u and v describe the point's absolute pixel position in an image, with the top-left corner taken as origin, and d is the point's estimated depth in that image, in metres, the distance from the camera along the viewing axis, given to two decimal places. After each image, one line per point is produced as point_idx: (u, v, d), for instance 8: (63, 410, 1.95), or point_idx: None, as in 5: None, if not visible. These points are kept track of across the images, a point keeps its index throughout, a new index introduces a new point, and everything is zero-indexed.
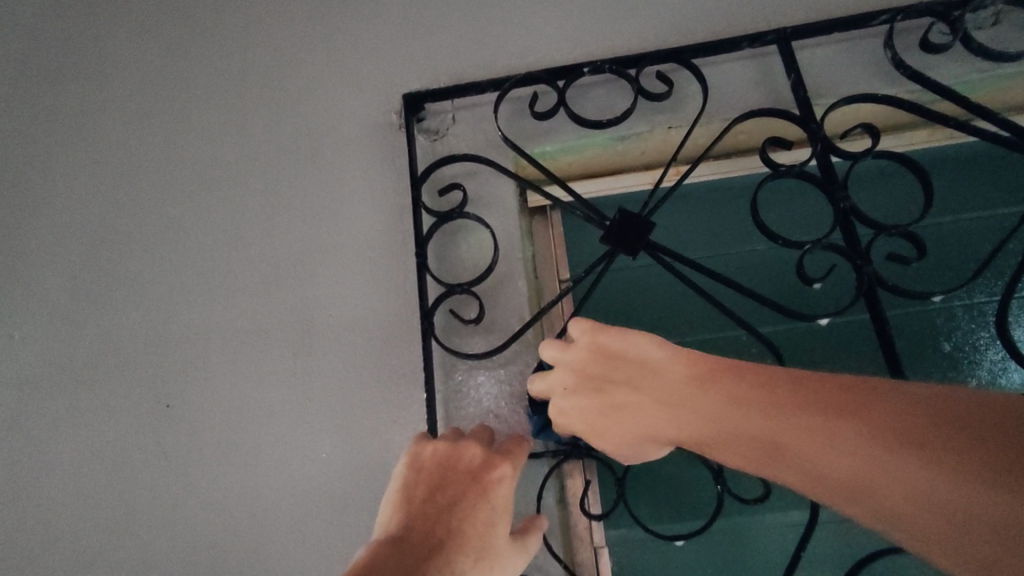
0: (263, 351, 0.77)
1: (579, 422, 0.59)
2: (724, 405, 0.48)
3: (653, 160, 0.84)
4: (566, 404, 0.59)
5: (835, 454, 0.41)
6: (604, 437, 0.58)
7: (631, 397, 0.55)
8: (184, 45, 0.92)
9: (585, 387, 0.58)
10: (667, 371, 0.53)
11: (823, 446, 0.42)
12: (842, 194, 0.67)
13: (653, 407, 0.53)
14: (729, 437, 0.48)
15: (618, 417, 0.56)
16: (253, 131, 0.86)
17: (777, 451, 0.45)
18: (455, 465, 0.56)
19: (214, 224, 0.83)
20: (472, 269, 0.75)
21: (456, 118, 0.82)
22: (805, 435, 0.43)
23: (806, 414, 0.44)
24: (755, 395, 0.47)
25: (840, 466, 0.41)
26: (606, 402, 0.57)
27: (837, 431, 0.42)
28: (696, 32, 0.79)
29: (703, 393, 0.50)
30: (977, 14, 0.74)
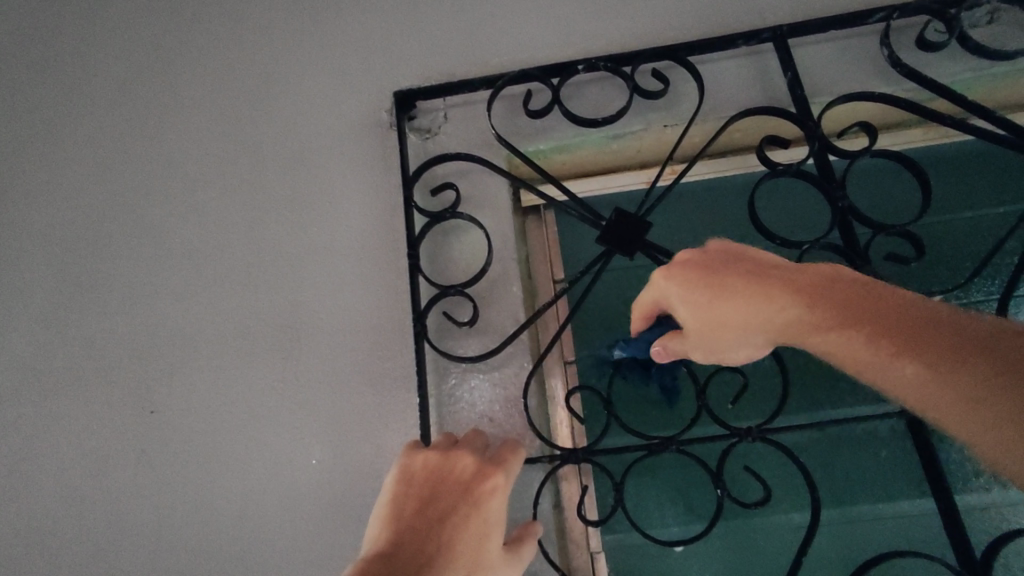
0: (252, 354, 0.75)
1: (675, 288, 0.57)
2: (859, 309, 0.50)
3: (648, 159, 0.83)
4: (669, 272, 0.58)
5: (934, 354, 0.46)
6: (691, 309, 0.56)
7: (743, 286, 0.54)
8: (169, 43, 0.90)
9: (702, 264, 0.57)
10: (797, 283, 0.54)
11: (931, 348, 0.47)
12: (841, 193, 0.66)
13: (766, 295, 0.53)
14: (848, 336, 0.50)
15: (727, 301, 0.55)
16: (240, 129, 0.84)
17: (892, 340, 0.48)
18: (446, 477, 0.55)
19: (200, 225, 0.81)
20: (466, 270, 0.74)
21: (449, 116, 0.80)
22: (926, 346, 0.47)
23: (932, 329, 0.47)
24: (878, 305, 0.50)
25: (966, 377, 0.45)
26: (720, 278, 0.55)
27: (936, 336, 0.47)
28: (691, 29, 0.78)
29: (820, 293, 0.52)
30: (972, 12, 0.74)
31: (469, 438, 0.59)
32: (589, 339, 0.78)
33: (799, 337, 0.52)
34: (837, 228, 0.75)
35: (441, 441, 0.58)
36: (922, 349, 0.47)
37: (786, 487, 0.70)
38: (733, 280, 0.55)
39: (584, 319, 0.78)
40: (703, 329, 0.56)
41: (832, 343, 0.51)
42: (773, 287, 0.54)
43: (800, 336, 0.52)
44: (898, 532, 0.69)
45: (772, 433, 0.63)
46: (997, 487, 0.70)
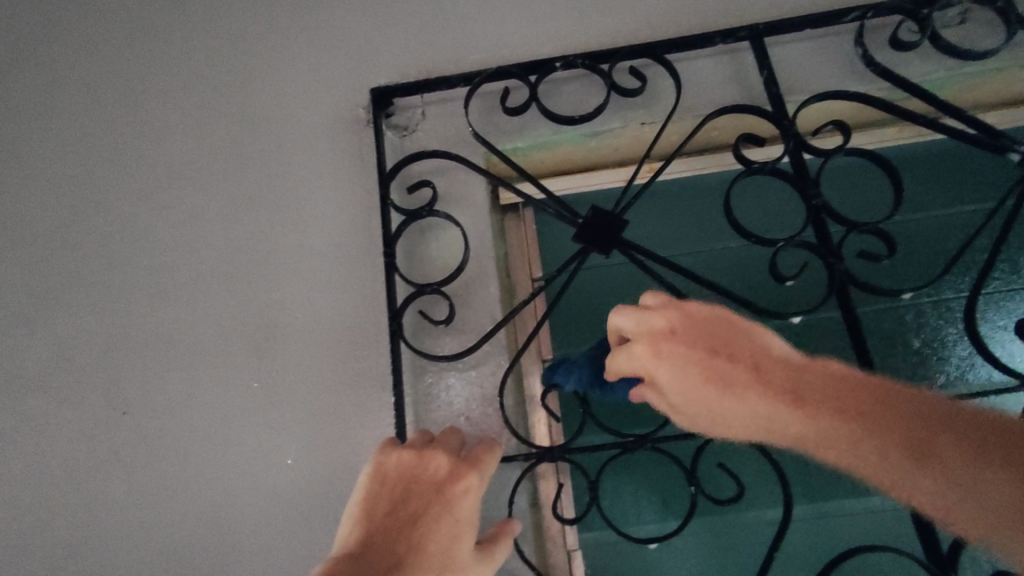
0: (227, 353, 0.75)
1: (669, 371, 0.49)
2: (860, 405, 0.43)
3: (626, 157, 0.84)
4: (662, 348, 0.49)
5: (960, 461, 0.39)
6: (688, 397, 0.48)
7: (742, 376, 0.47)
8: (142, 36, 0.88)
9: (688, 337, 0.49)
10: (794, 378, 0.46)
11: (955, 464, 0.39)
12: (815, 191, 0.66)
13: (761, 398, 0.46)
14: (858, 442, 0.42)
15: (731, 396, 0.46)
16: (215, 124, 0.83)
17: (907, 445, 0.41)
18: (419, 477, 0.55)
19: (173, 222, 0.80)
20: (443, 267, 0.73)
21: (426, 113, 0.80)
22: (947, 456, 0.39)
23: (947, 436, 0.40)
24: (879, 405, 0.43)
25: (997, 492, 0.38)
26: (715, 367, 0.47)
27: (954, 436, 0.40)
28: (669, 27, 0.78)
29: (818, 389, 0.45)
30: (944, 12, 0.74)
31: (444, 436, 0.59)
32: (566, 336, 0.78)
33: (803, 438, 0.44)
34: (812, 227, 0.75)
35: (415, 439, 0.58)
36: (938, 459, 0.40)
37: (759, 484, 0.71)
38: (730, 367, 0.47)
39: (561, 317, 0.78)
40: (701, 420, 0.49)
41: (836, 443, 0.43)
42: (773, 381, 0.46)
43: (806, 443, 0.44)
44: (869, 527, 0.70)
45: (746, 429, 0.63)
46: None
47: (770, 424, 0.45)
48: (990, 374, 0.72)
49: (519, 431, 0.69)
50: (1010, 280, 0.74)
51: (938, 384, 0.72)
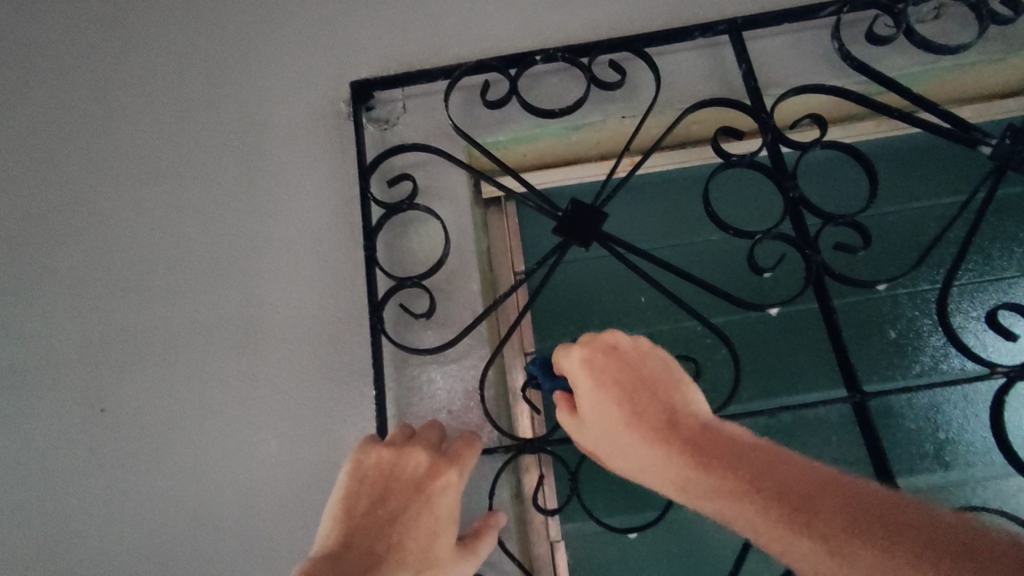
0: (206, 348, 0.74)
1: (592, 385, 0.52)
2: (751, 462, 0.43)
3: (607, 151, 0.84)
4: (594, 360, 0.53)
5: (835, 528, 0.37)
6: (602, 414, 0.51)
7: (651, 407, 0.49)
8: (119, 28, 0.87)
9: (616, 365, 0.52)
10: (701, 429, 0.47)
11: (805, 522, 0.39)
12: (792, 183, 0.67)
13: (657, 434, 0.48)
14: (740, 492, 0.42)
15: (637, 421, 0.49)
16: (193, 117, 0.82)
17: (790, 505, 0.39)
18: (398, 475, 0.54)
19: (150, 217, 0.79)
20: (424, 261, 0.73)
21: (407, 106, 0.79)
22: (802, 514, 0.39)
23: (809, 498, 0.39)
24: (762, 463, 0.43)
25: (838, 547, 0.37)
26: (630, 396, 0.50)
27: (837, 506, 0.38)
28: (649, 21, 0.79)
29: (712, 440, 0.46)
30: (919, 7, 0.76)
31: (424, 432, 0.59)
32: (548, 329, 0.78)
33: (691, 480, 0.45)
34: (789, 218, 0.76)
35: (394, 437, 0.58)
36: (814, 521, 0.38)
37: None
38: (646, 400, 0.50)
39: (543, 310, 0.78)
40: (604, 441, 0.52)
41: (720, 491, 0.43)
42: (677, 424, 0.48)
43: (687, 484, 0.45)
44: None
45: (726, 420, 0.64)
46: (940, 469, 0.72)
47: (661, 454, 0.47)
48: (965, 363, 0.73)
49: (500, 423, 0.69)
50: (983, 271, 0.75)
51: (914, 373, 0.74)
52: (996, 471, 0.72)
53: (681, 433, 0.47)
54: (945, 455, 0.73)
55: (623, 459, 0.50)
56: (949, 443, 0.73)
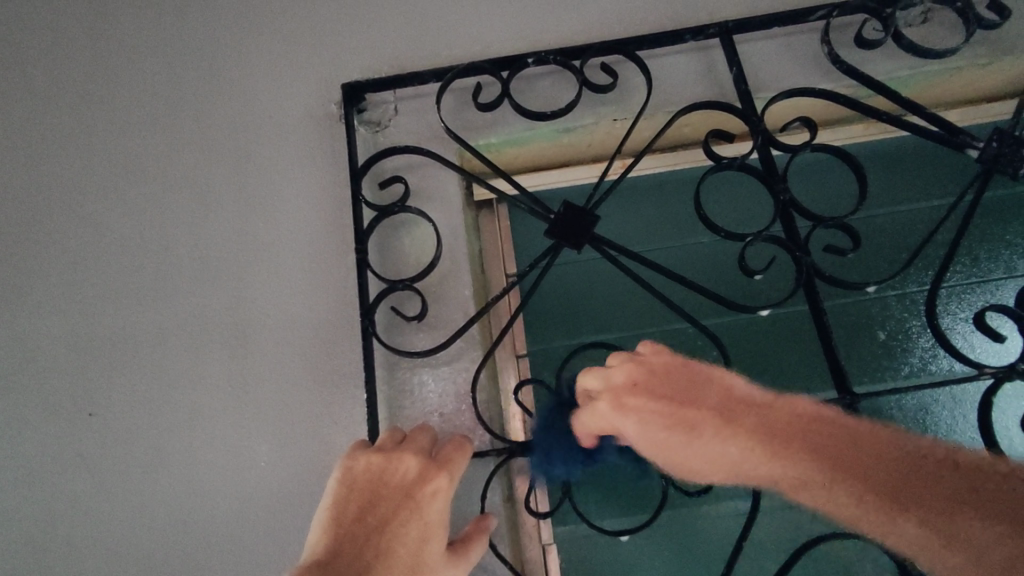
0: (196, 352, 0.73)
1: (636, 424, 0.56)
2: (827, 446, 0.51)
3: (599, 153, 0.84)
4: (626, 403, 0.57)
5: (911, 503, 0.47)
6: (655, 438, 0.55)
7: (704, 420, 0.54)
8: (107, 29, 0.86)
9: (655, 387, 0.56)
10: (759, 417, 0.53)
11: (885, 497, 0.48)
12: (782, 187, 0.68)
13: (734, 444, 0.52)
14: (833, 483, 0.49)
15: (700, 437, 0.53)
16: (184, 118, 0.82)
17: (870, 489, 0.48)
18: (388, 481, 0.54)
19: (139, 219, 0.79)
20: (415, 263, 0.73)
21: (399, 109, 0.79)
22: (884, 487, 0.48)
23: (879, 474, 0.49)
24: (832, 450, 0.50)
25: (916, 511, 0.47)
26: (680, 417, 0.54)
27: (908, 479, 0.48)
28: (640, 24, 0.79)
29: (786, 437, 0.52)
30: (906, 12, 0.76)
31: (414, 435, 0.58)
32: (540, 332, 0.78)
33: (788, 481, 0.51)
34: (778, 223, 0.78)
35: (384, 442, 0.57)
36: (894, 497, 0.48)
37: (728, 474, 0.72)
38: (693, 414, 0.54)
39: (535, 313, 0.79)
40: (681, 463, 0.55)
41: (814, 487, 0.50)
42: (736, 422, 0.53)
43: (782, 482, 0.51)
44: None
45: None
46: None
47: (737, 463, 0.52)
48: (953, 365, 0.74)
49: (492, 427, 0.68)
50: (970, 272, 0.76)
51: (903, 375, 0.74)
52: None
53: (746, 426, 0.53)
54: None
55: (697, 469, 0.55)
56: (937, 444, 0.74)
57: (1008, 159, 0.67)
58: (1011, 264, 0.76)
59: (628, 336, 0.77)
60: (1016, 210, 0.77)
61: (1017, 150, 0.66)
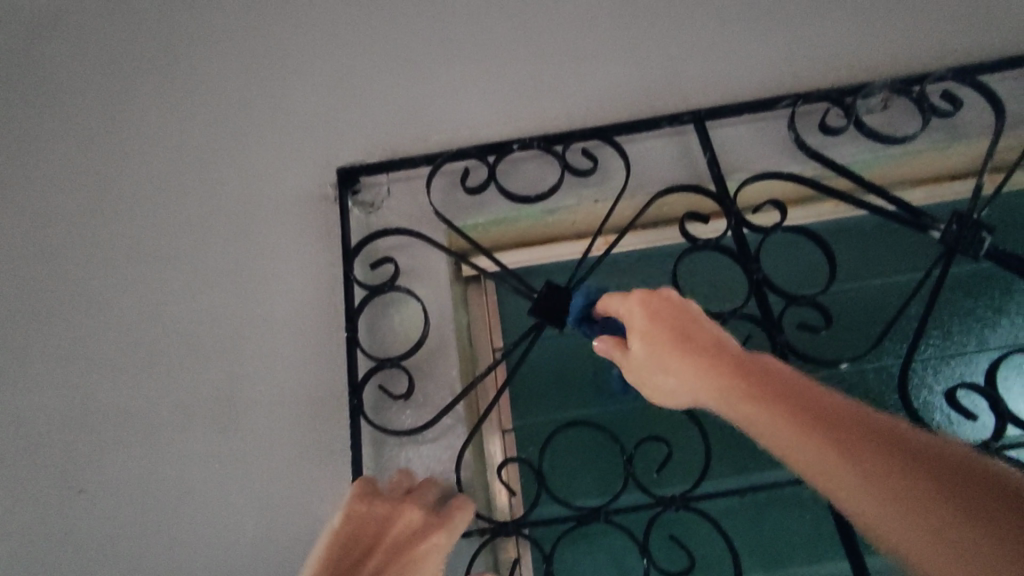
0: (187, 427, 0.75)
1: (642, 337, 0.52)
2: (826, 409, 0.42)
3: (585, 230, 0.88)
4: (641, 316, 0.52)
5: (886, 471, 0.38)
6: (650, 348, 0.51)
7: (703, 351, 0.48)
8: (119, 116, 0.92)
9: (674, 317, 0.51)
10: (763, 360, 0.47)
11: (849, 453, 0.39)
12: (755, 266, 0.71)
13: (719, 371, 0.47)
14: (811, 429, 0.41)
15: (691, 349, 0.49)
16: (186, 199, 0.86)
17: (835, 442, 0.40)
18: (392, 523, 0.55)
19: (139, 295, 0.81)
20: (404, 340, 0.75)
21: (391, 190, 0.84)
22: (853, 442, 0.40)
23: (853, 431, 0.40)
24: (817, 403, 0.43)
25: (879, 472, 0.38)
26: (680, 339, 0.50)
27: (893, 447, 0.39)
28: (620, 111, 0.84)
29: (776, 382, 0.45)
30: (866, 99, 0.82)
31: (421, 493, 0.61)
32: (525, 405, 0.79)
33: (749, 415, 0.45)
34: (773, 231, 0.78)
35: (391, 496, 0.60)
36: (859, 454, 0.39)
37: (713, 552, 0.72)
38: (693, 345, 0.49)
39: (521, 387, 0.80)
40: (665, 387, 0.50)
41: (788, 445, 0.42)
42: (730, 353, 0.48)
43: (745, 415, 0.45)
44: None
45: (697, 501, 0.65)
46: None
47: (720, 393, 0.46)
48: None
49: (476, 505, 0.69)
50: (943, 346, 0.78)
51: None
52: None
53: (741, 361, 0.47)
54: None
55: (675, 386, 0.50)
56: None
57: (969, 241, 0.70)
58: (982, 337, 0.78)
59: (613, 410, 0.77)
60: (983, 285, 0.80)
61: (976, 233, 0.70)
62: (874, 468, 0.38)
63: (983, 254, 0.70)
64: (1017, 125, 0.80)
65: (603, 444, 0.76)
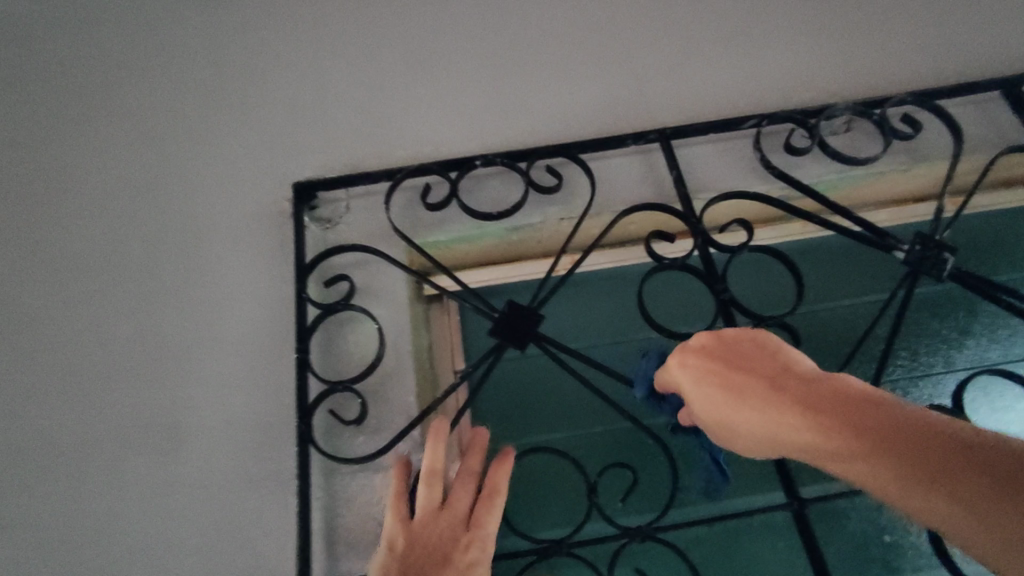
0: (121, 457, 0.69)
1: (693, 380, 0.52)
2: (876, 426, 0.43)
3: (550, 249, 0.85)
4: (688, 360, 0.53)
5: (971, 493, 0.38)
6: (701, 388, 0.51)
7: (758, 387, 0.49)
8: (67, 128, 0.87)
9: (721, 358, 0.52)
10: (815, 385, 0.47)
11: (932, 477, 0.39)
12: (722, 286, 0.69)
13: (771, 405, 0.47)
14: (885, 460, 0.41)
15: (741, 386, 0.49)
16: (133, 213, 0.82)
17: (915, 469, 0.40)
18: (427, 548, 0.54)
19: (78, 314, 0.76)
20: (360, 362, 0.72)
21: (350, 207, 0.80)
22: (932, 466, 0.39)
23: (931, 452, 0.40)
24: (882, 427, 0.42)
25: (966, 494, 0.38)
26: (730, 382, 0.50)
27: (972, 464, 0.38)
28: (586, 129, 0.83)
29: (835, 406, 0.45)
30: (830, 121, 0.82)
31: (453, 497, 0.58)
32: (487, 430, 0.75)
33: (816, 446, 0.45)
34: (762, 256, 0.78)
35: (421, 515, 0.56)
36: (939, 477, 0.39)
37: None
38: (746, 379, 0.50)
39: (483, 410, 0.76)
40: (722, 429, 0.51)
41: (866, 474, 0.42)
42: (781, 383, 0.48)
43: (812, 447, 0.45)
44: None
45: (664, 531, 0.62)
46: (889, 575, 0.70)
47: (779, 435, 0.47)
48: None
49: None
50: (911, 367, 0.77)
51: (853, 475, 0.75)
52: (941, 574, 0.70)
53: (792, 391, 0.47)
54: (892, 561, 0.71)
55: (729, 427, 0.50)
56: (895, 546, 0.72)
57: (932, 262, 0.70)
58: (949, 358, 0.78)
59: (578, 435, 0.74)
60: (948, 306, 0.80)
61: (940, 253, 0.69)
62: (961, 492, 0.38)
63: (947, 275, 0.70)
64: (975, 150, 0.81)
65: (568, 471, 0.73)
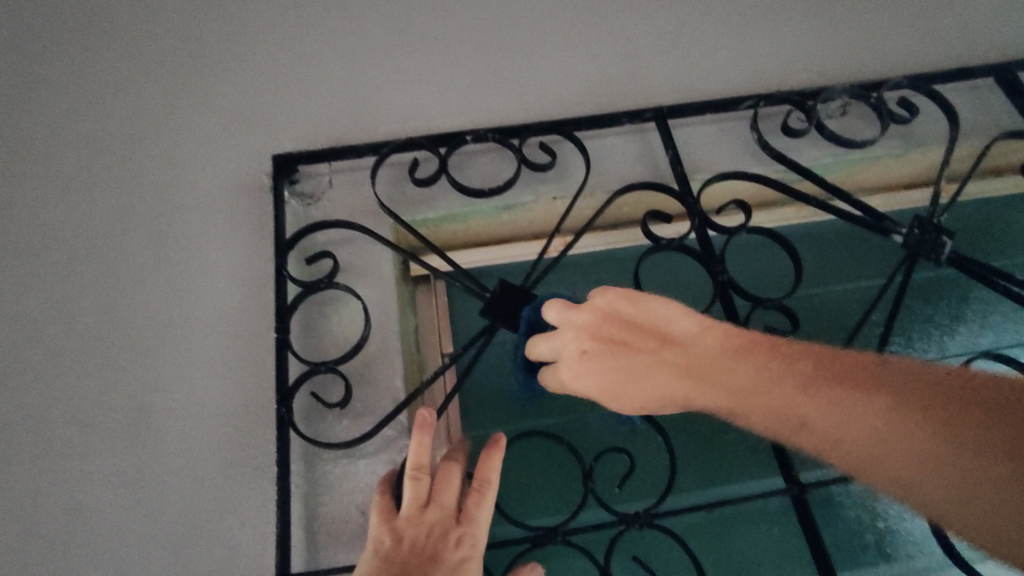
0: (84, 441, 0.65)
1: (594, 384, 0.50)
2: (776, 380, 0.44)
3: (543, 230, 0.83)
4: (580, 371, 0.51)
5: (876, 435, 0.40)
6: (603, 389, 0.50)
7: (658, 367, 0.48)
8: (28, 91, 0.81)
9: (606, 352, 0.50)
10: (706, 346, 0.47)
11: (841, 423, 0.41)
12: (720, 267, 0.67)
13: (679, 376, 0.47)
14: (795, 415, 0.42)
15: (643, 374, 0.48)
16: (100, 184, 0.76)
17: (820, 421, 0.42)
18: (419, 548, 0.51)
19: (36, 288, 0.71)
20: (342, 343, 0.68)
21: (333, 181, 0.76)
22: (835, 413, 0.41)
23: (832, 394, 0.42)
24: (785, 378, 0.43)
25: (872, 435, 0.40)
26: (630, 370, 0.49)
27: (872, 403, 0.40)
28: (581, 107, 0.80)
29: (734, 363, 0.45)
30: (827, 104, 0.81)
31: (439, 490, 0.55)
32: (475, 415, 0.73)
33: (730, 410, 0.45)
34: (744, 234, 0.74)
35: (408, 514, 0.53)
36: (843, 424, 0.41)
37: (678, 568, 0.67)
38: (644, 360, 0.49)
39: (472, 395, 0.74)
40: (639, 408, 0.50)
41: (780, 431, 0.43)
42: (679, 348, 0.48)
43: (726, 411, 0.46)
44: None
45: (661, 518, 0.61)
46: (883, 562, 0.69)
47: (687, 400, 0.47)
48: None
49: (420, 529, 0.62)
50: (905, 352, 0.77)
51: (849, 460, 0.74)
52: (935, 562, 0.70)
53: (693, 360, 0.47)
54: (886, 547, 0.70)
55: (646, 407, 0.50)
56: (889, 533, 0.71)
57: (929, 246, 0.69)
58: (942, 343, 0.77)
59: (570, 421, 0.72)
60: (941, 291, 0.80)
61: (937, 238, 0.68)
62: (863, 435, 0.40)
63: (944, 259, 0.69)
64: (971, 135, 0.81)
65: (561, 457, 0.70)
